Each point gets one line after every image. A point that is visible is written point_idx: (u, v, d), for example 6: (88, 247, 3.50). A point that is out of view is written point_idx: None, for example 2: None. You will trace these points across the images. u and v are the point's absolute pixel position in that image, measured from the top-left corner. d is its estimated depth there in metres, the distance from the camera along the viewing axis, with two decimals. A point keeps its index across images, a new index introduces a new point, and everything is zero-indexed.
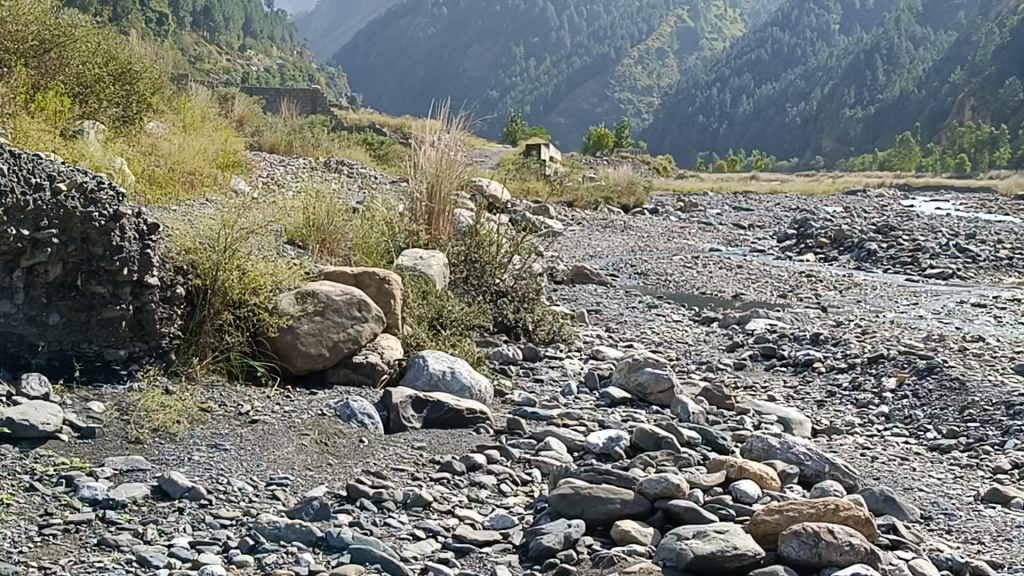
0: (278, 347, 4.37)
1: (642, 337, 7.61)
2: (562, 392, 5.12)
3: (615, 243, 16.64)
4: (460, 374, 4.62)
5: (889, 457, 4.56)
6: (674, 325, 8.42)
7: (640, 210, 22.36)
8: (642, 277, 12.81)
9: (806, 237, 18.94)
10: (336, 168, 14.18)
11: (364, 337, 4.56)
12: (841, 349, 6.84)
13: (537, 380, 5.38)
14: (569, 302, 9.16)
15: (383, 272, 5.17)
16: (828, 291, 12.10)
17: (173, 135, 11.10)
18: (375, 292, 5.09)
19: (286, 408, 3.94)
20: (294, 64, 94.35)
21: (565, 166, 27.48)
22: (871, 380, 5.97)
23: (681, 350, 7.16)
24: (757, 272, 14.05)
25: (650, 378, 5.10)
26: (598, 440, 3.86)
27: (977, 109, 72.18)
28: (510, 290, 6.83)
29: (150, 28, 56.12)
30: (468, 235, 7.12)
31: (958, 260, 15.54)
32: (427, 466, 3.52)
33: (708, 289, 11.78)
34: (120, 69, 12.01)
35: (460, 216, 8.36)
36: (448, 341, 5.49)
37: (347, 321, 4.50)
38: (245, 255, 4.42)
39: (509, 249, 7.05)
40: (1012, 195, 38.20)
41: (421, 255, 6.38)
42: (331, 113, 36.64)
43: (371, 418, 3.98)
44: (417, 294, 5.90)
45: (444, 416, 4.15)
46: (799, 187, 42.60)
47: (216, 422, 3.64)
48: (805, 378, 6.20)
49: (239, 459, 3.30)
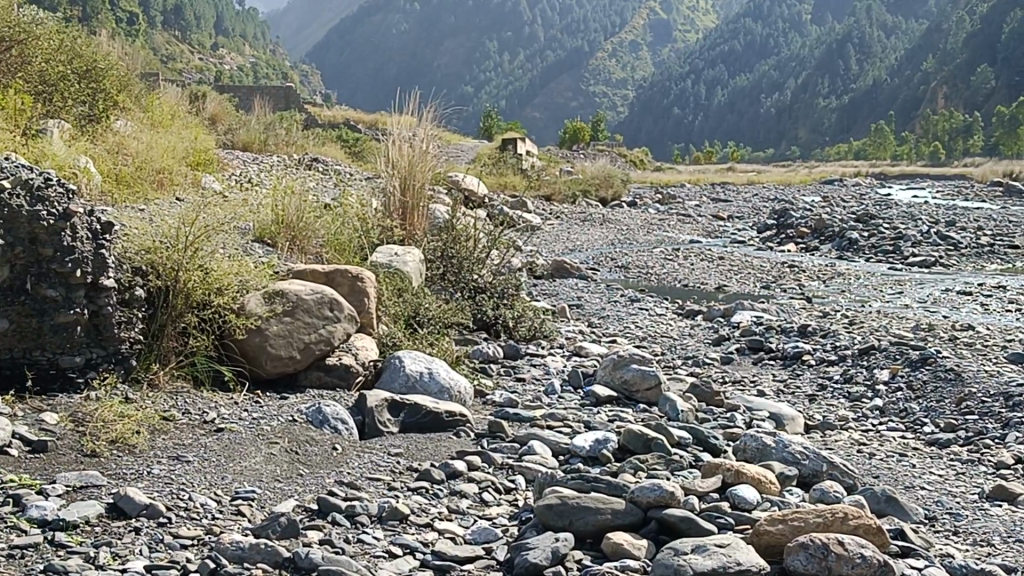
0: (245, 351, 4.16)
1: (625, 332, 7.43)
2: (545, 391, 4.93)
3: (594, 236, 16.45)
4: (438, 374, 4.43)
5: (887, 454, 4.39)
6: (658, 318, 8.24)
7: (619, 203, 22.18)
8: (623, 270, 12.63)
9: (786, 227, 18.82)
10: (311, 166, 13.93)
11: (337, 338, 4.36)
12: (830, 340, 6.68)
13: (518, 379, 5.19)
14: (550, 297, 8.97)
15: (356, 268, 4.97)
16: (811, 281, 11.95)
17: (140, 133, 10.85)
18: (348, 290, 4.89)
19: (254, 415, 3.73)
20: (267, 62, 93.88)
21: (542, 161, 27.28)
22: (862, 371, 5.80)
23: (666, 345, 6.98)
24: (738, 263, 13.89)
25: (635, 374, 4.93)
26: (584, 443, 3.67)
27: (950, 97, 72.36)
28: (489, 286, 6.64)
29: (122, 28, 55.66)
30: (445, 230, 6.92)
31: (939, 247, 15.43)
32: (404, 474, 3.32)
33: (690, 281, 11.61)
34: (85, 66, 11.74)
35: (436, 212, 8.15)
36: (425, 340, 5.29)
37: (318, 322, 4.30)
38: (208, 254, 4.22)
39: (487, 244, 6.86)
40: (987, 183, 38.17)
41: (396, 252, 6.18)
42: (305, 110, 36.31)
43: (345, 423, 3.77)
44: (393, 293, 5.70)
45: (422, 419, 3.95)
46: (776, 177, 42.53)
47: (178, 432, 3.43)
48: (794, 372, 6.03)
49: (201, 471, 3.08)
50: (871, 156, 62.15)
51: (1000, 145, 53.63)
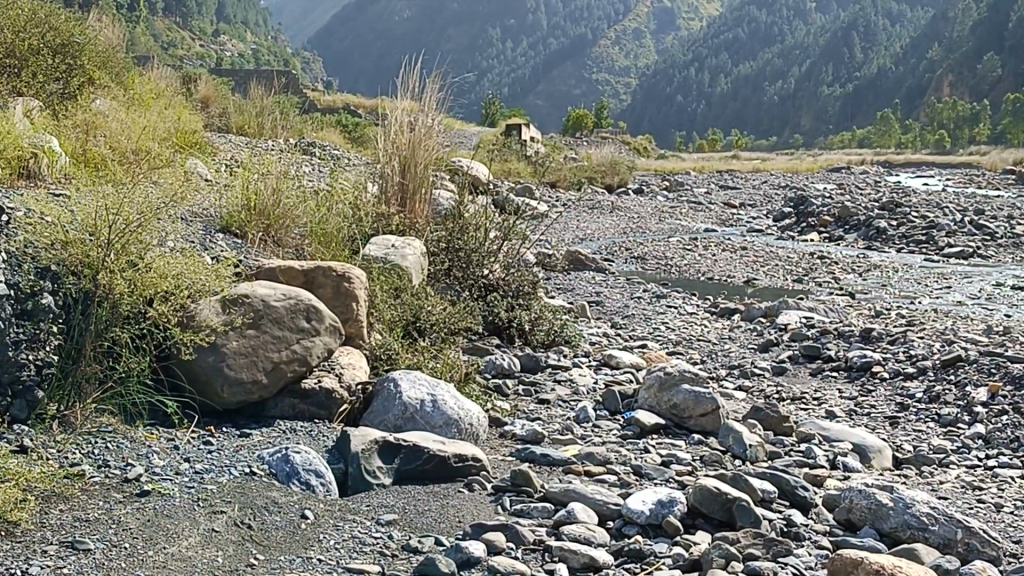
0: (194, 374, 3.26)
1: (656, 335, 6.50)
2: (576, 418, 3.98)
3: (606, 225, 15.51)
4: (443, 403, 3.48)
5: (1017, 503, 3.45)
6: (691, 318, 7.30)
7: (626, 190, 21.27)
8: (641, 261, 11.69)
9: (806, 215, 17.88)
10: (306, 150, 12.96)
11: (315, 356, 3.47)
12: (901, 347, 5.71)
13: (540, 401, 4.24)
14: (564, 292, 8.03)
15: (341, 266, 4.01)
16: (845, 274, 10.99)
17: (116, 106, 9.89)
18: (332, 293, 3.92)
19: (200, 466, 2.78)
20: (268, 48, 92.63)
21: (546, 147, 26.29)
22: (950, 389, 4.84)
23: (706, 352, 6.05)
24: (763, 254, 12.97)
25: (688, 397, 3.99)
26: (641, 506, 2.73)
27: (954, 85, 71.45)
28: (501, 284, 5.70)
29: (124, 13, 54.61)
30: (449, 218, 5.97)
31: (975, 237, 14.49)
32: (400, 560, 2.38)
33: (715, 274, 10.69)
34: (61, 40, 10.75)
35: (440, 199, 7.21)
36: (428, 352, 4.36)
37: (289, 336, 3.41)
38: (145, 248, 3.28)
39: (498, 235, 5.91)
40: (1000, 171, 37.18)
41: (392, 246, 5.24)
42: (304, 93, 35.28)
43: (320, 476, 2.84)
44: (389, 293, 4.76)
45: (422, 467, 3.03)
46: (781, 165, 41.61)
47: (85, 498, 2.47)
48: (866, 388, 5.09)
49: (101, 569, 2.14)
50: (875, 145, 61.21)
51: (1006, 135, 52.75)
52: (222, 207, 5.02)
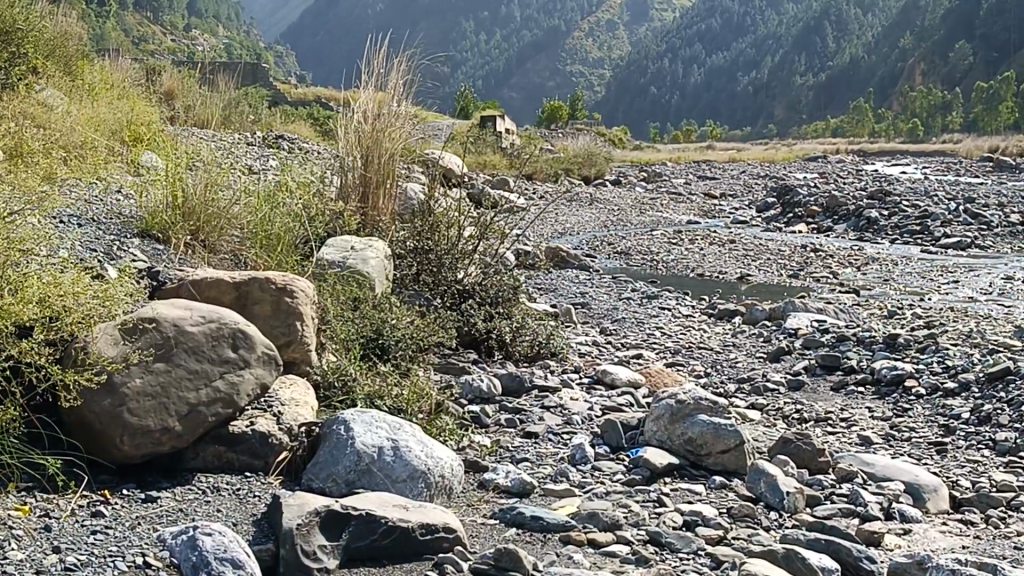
0: (85, 423, 2.57)
1: (652, 342, 5.83)
2: (572, 457, 3.28)
3: (585, 218, 14.83)
4: (406, 449, 2.77)
5: None
6: (688, 321, 6.61)
7: (603, 181, 20.60)
8: (626, 256, 11.02)
9: (792, 205, 17.24)
10: (270, 142, 12.21)
11: (245, 394, 2.76)
12: (933, 356, 5.03)
13: (527, 433, 3.55)
14: (547, 294, 7.35)
15: (281, 278, 3.27)
16: (843, 268, 10.33)
17: (61, 96, 9.13)
18: (271, 309, 3.19)
19: (75, 562, 2.09)
20: (239, 40, 91.50)
21: (521, 138, 25.57)
22: (1002, 409, 4.17)
23: (710, 361, 5.38)
24: (753, 246, 12.32)
25: (705, 430, 3.29)
26: None
27: (928, 74, 71.11)
28: (478, 289, 4.99)
29: (91, 8, 53.54)
30: (419, 214, 5.23)
31: (972, 227, 13.85)
32: None
33: (706, 269, 10.03)
34: (4, 26, 9.95)
35: (410, 193, 6.51)
36: (392, 376, 3.67)
37: (211, 368, 2.70)
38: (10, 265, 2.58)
39: (474, 233, 5.19)
40: (978, 158, 36.70)
41: (350, 251, 4.53)
42: (273, 85, 34.40)
43: (239, 566, 2.12)
44: (345, 307, 4.05)
45: (377, 543, 2.32)
46: (758, 155, 41.08)
47: None
48: (902, 406, 4.42)
49: None
50: (849, 134, 60.82)
51: (979, 122, 52.31)
52: (146, 204, 4.31)
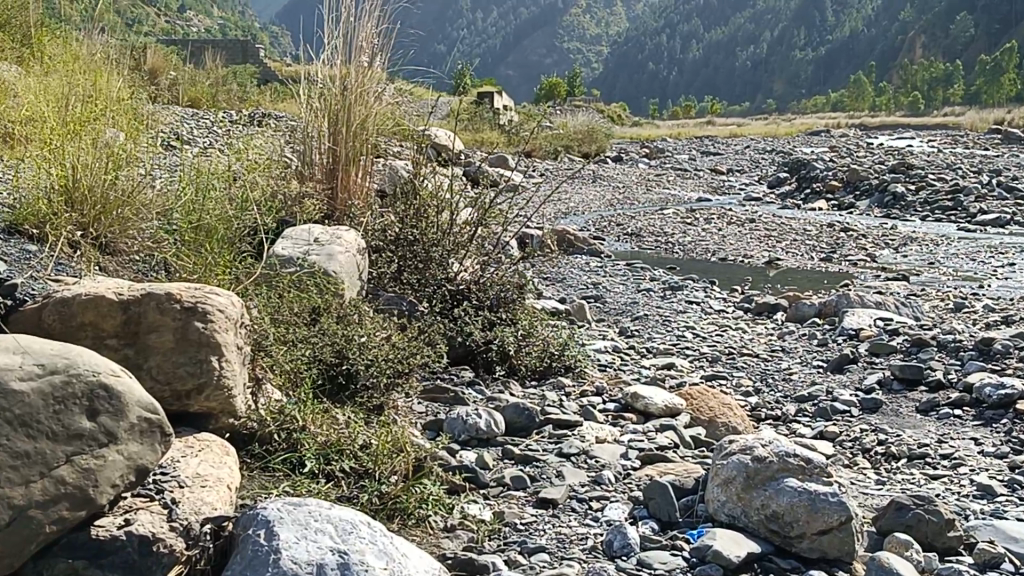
0: None
1: (684, 346, 4.85)
2: (607, 544, 2.32)
3: (590, 197, 13.82)
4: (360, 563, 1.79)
5: None
6: (721, 318, 5.62)
7: (604, 158, 19.56)
8: (637, 239, 10.02)
9: (808, 179, 16.21)
10: (249, 115, 11.16)
11: (109, 484, 1.78)
12: None
13: (544, 500, 2.59)
14: (555, 286, 6.37)
15: (189, 295, 2.30)
16: (879, 249, 9.33)
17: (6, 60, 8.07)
18: (173, 343, 2.23)
19: None
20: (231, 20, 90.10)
21: (518, 115, 24.49)
22: None
23: (759, 372, 4.40)
24: (774, 226, 11.33)
25: (797, 503, 2.30)
26: None
27: (927, 47, 69.85)
28: (476, 288, 4.02)
29: None
30: (404, 193, 4.23)
31: (1008, 201, 12.84)
32: None
33: (728, 252, 9.03)
34: None
35: (392, 170, 5.51)
36: (357, 419, 2.70)
37: (50, 447, 1.72)
38: None
39: (468, 219, 4.20)
40: (984, 129, 35.59)
41: (306, 246, 3.57)
42: (261, 63, 33.22)
43: None
44: (298, 319, 3.08)
45: None
46: (758, 130, 39.94)
47: None
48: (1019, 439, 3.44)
49: None
50: (849, 108, 59.74)
51: (981, 93, 51.19)
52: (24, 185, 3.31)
